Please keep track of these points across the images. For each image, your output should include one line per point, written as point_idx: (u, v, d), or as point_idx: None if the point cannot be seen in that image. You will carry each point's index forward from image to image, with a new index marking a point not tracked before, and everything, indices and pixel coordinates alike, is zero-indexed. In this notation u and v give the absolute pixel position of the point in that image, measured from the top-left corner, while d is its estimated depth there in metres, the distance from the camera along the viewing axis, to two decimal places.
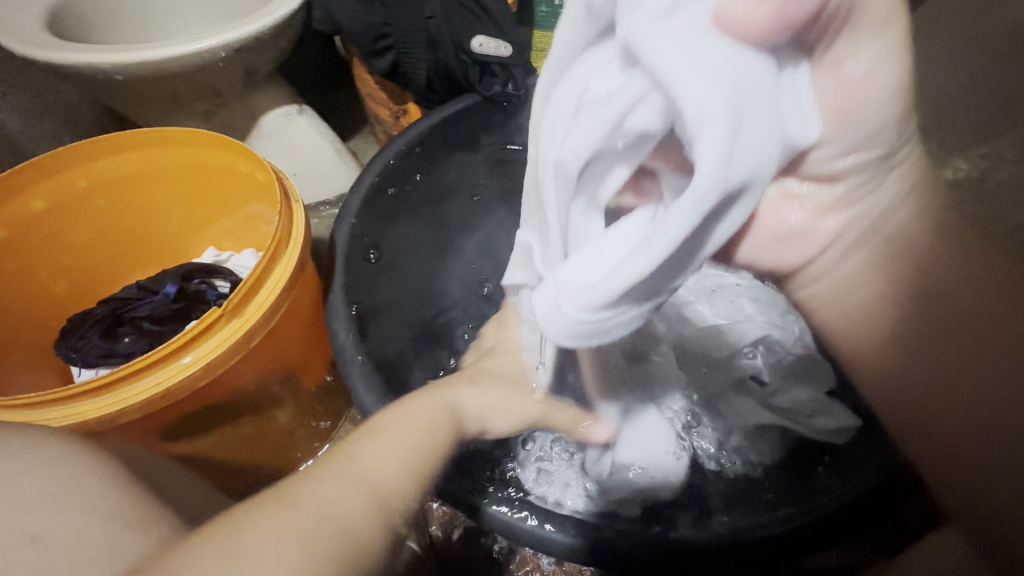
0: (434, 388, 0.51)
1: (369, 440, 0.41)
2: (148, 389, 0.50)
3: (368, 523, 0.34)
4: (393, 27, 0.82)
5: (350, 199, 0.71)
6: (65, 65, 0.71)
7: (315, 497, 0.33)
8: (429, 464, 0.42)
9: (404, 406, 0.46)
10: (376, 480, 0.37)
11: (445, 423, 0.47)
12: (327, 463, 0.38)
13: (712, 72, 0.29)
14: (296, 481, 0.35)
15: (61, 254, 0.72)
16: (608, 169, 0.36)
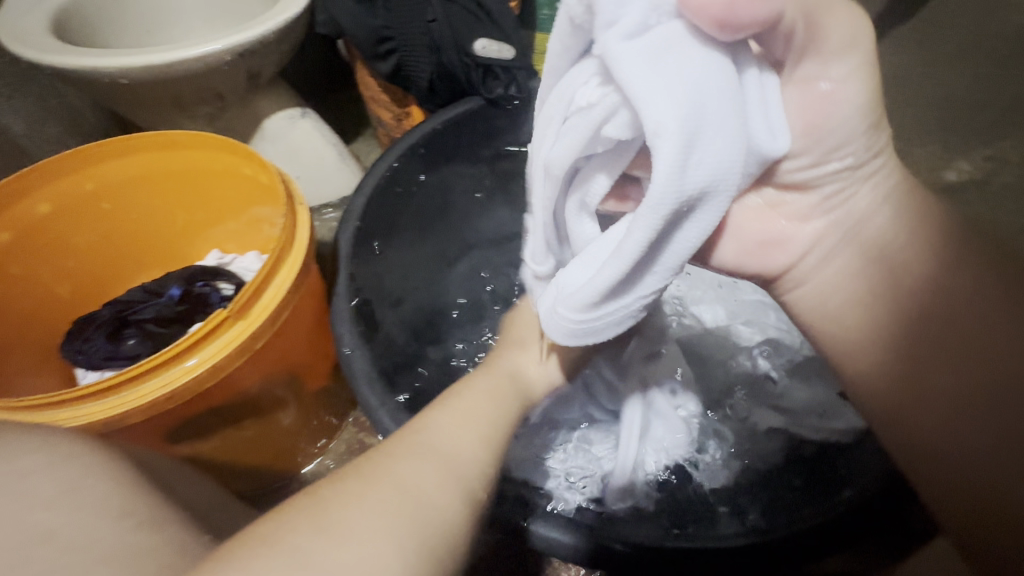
0: (499, 356, 0.50)
1: (441, 417, 0.40)
2: (153, 391, 0.51)
3: (445, 504, 0.34)
4: (396, 30, 0.83)
5: (353, 202, 0.70)
6: (71, 69, 0.72)
7: (393, 480, 0.33)
8: (500, 437, 0.41)
9: (470, 379, 0.46)
10: (450, 459, 0.37)
11: (513, 395, 0.46)
12: (402, 441, 0.37)
13: (673, 87, 0.29)
14: (372, 463, 0.35)
15: (65, 256, 0.72)
16: (593, 176, 0.37)
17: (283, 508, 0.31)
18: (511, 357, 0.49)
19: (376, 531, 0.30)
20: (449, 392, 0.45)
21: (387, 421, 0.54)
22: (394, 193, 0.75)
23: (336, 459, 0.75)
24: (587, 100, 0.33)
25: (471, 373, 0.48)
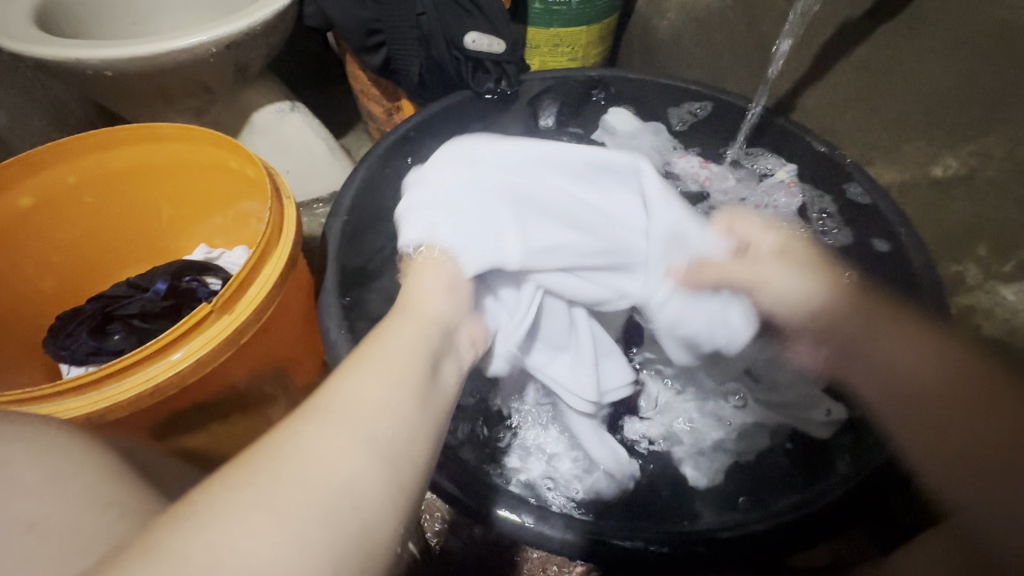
0: (409, 306, 0.45)
1: (346, 373, 0.35)
2: (136, 385, 0.50)
3: (357, 463, 0.29)
4: (385, 23, 0.82)
5: (341, 196, 0.69)
6: (53, 59, 0.70)
7: (286, 452, 0.29)
8: (417, 381, 0.36)
9: (397, 334, 0.40)
10: (360, 413, 0.32)
11: (429, 342, 0.41)
12: (299, 407, 0.32)
13: (673, 305, 0.53)
14: (262, 438, 0.30)
15: (48, 250, 0.71)
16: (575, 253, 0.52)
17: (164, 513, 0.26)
18: (421, 301, 0.45)
19: (273, 516, 0.25)
20: (357, 347, 0.39)
21: None
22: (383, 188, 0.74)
23: None
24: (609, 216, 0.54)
25: (382, 325, 0.42)
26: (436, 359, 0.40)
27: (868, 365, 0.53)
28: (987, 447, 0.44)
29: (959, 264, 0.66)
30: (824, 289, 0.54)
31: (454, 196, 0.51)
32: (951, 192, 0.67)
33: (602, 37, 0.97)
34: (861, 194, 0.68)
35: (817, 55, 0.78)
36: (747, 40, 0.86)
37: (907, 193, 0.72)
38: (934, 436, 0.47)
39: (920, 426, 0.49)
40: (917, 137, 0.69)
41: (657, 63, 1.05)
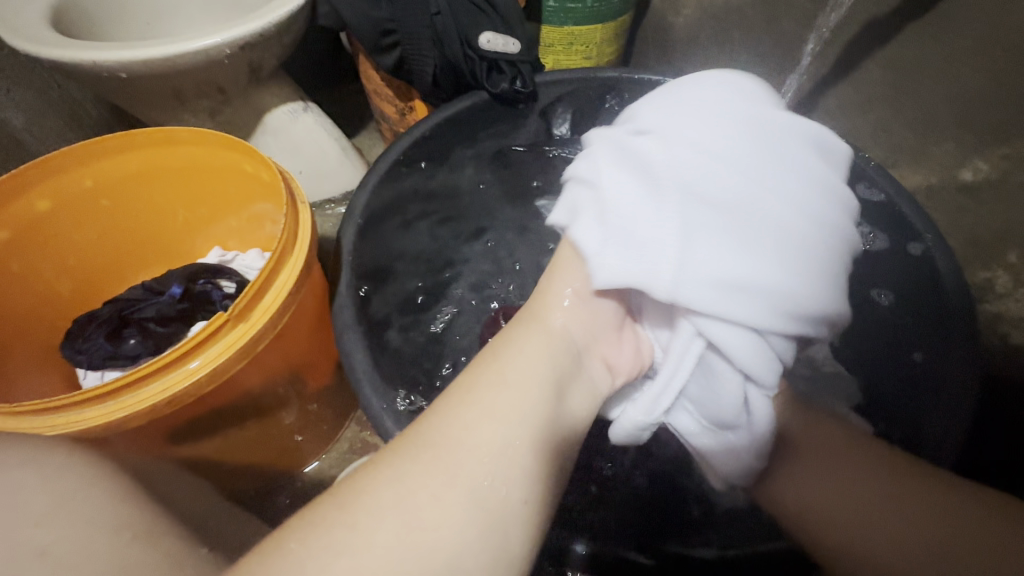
0: (536, 312, 0.45)
1: (462, 410, 0.37)
2: (152, 396, 0.50)
3: (460, 524, 0.31)
4: (399, 23, 0.81)
5: (354, 199, 0.67)
6: (69, 63, 0.70)
7: (388, 505, 0.31)
8: (527, 421, 0.37)
9: (525, 358, 0.41)
10: (462, 464, 0.34)
11: (549, 363, 0.42)
12: (404, 445, 0.35)
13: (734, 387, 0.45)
14: (363, 479, 0.33)
15: (66, 254, 0.71)
16: (761, 298, 0.40)
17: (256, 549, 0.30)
18: (548, 309, 0.45)
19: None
20: (474, 369, 0.41)
21: (389, 423, 0.53)
22: (395, 187, 0.73)
23: (339, 457, 0.75)
24: (813, 255, 0.42)
25: (497, 340, 0.44)
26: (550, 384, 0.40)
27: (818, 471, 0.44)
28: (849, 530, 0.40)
29: (989, 269, 0.66)
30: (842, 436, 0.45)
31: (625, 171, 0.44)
32: (979, 197, 0.66)
33: (617, 35, 0.95)
34: (873, 193, 0.66)
35: (840, 54, 0.75)
36: (768, 38, 0.84)
37: (934, 196, 0.71)
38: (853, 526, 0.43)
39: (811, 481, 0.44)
40: (945, 138, 0.68)
41: (672, 61, 1.03)
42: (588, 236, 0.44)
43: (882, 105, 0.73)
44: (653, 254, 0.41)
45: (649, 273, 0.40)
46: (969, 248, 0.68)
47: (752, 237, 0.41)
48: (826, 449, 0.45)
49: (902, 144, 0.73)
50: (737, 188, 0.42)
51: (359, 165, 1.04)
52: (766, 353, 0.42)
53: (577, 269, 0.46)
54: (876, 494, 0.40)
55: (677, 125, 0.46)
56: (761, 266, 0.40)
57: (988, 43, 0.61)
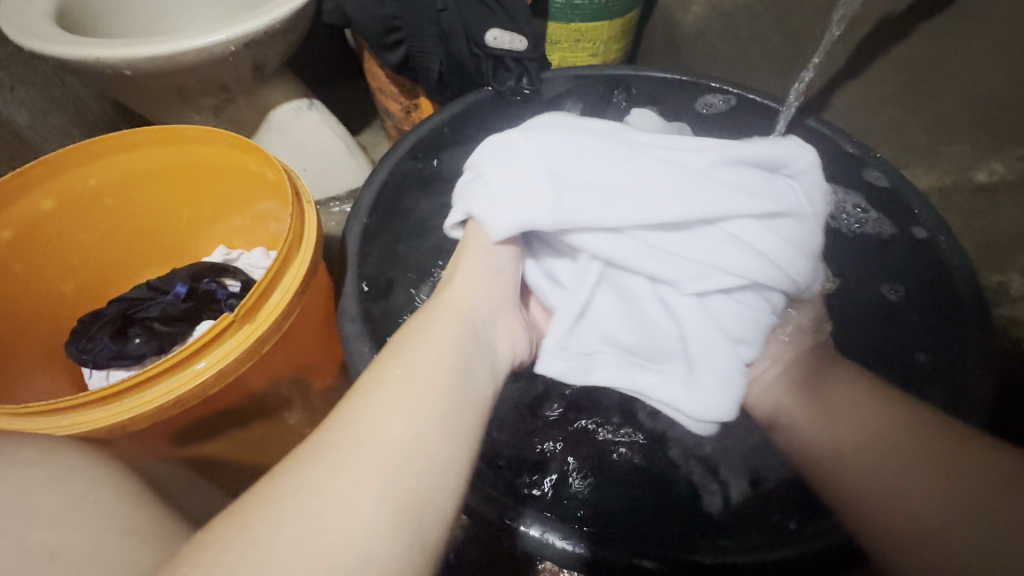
0: (438, 301, 0.43)
1: (363, 403, 0.34)
2: (156, 397, 0.50)
3: (370, 514, 0.29)
4: (405, 20, 0.80)
5: (360, 197, 0.67)
6: (74, 60, 0.70)
7: (291, 510, 0.28)
8: (436, 406, 0.34)
9: (422, 342, 0.38)
10: (370, 458, 0.31)
11: (457, 347, 0.39)
12: (307, 448, 0.32)
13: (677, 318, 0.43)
14: (269, 487, 0.30)
15: (69, 252, 0.71)
16: (635, 204, 0.41)
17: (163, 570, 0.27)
18: (451, 297, 0.43)
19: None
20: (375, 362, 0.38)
21: None
22: (401, 185, 0.72)
23: None
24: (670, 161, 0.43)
25: (403, 329, 0.41)
26: (462, 372, 0.38)
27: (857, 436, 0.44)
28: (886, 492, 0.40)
29: (1004, 273, 0.66)
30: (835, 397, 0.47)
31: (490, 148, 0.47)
32: (997, 198, 0.66)
33: (624, 32, 0.94)
34: (880, 178, 0.66)
35: (851, 55, 0.73)
36: (779, 37, 0.82)
37: (947, 198, 0.71)
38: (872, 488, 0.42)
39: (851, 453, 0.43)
40: (960, 140, 0.67)
41: (680, 59, 1.02)
42: (466, 206, 0.45)
43: (895, 106, 0.72)
44: (523, 195, 0.42)
45: (520, 213, 0.42)
46: (981, 250, 0.68)
47: (604, 161, 0.43)
48: (857, 427, 0.44)
49: (915, 144, 0.72)
50: (589, 134, 0.45)
51: (363, 163, 1.04)
52: (658, 259, 0.42)
53: (482, 259, 0.46)
54: (911, 465, 0.40)
55: (540, 119, 0.51)
56: (620, 182, 0.42)
57: (1004, 44, 0.60)
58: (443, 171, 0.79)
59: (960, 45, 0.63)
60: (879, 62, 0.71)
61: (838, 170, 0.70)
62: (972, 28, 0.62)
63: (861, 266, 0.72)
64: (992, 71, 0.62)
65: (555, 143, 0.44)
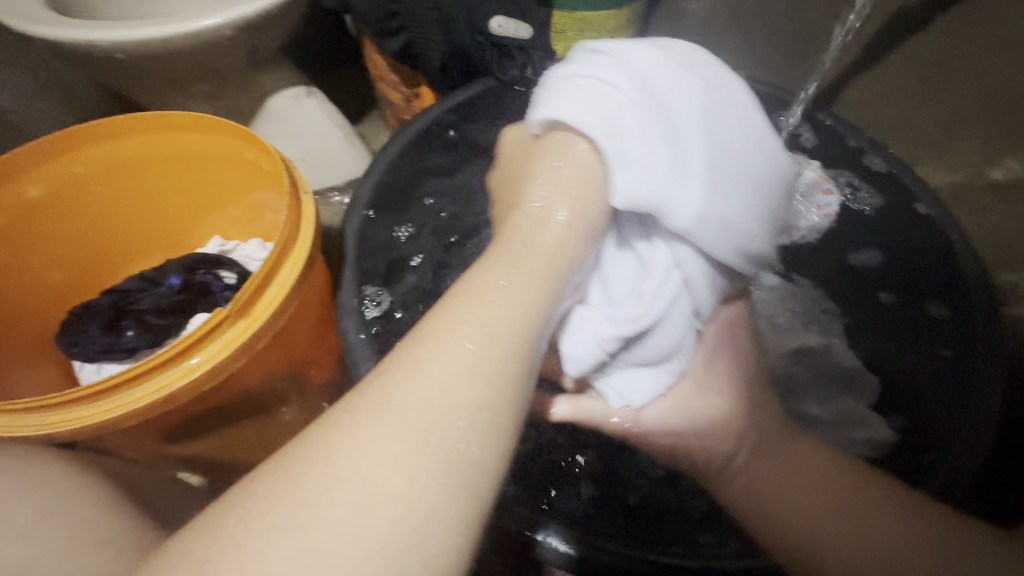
0: (522, 235, 0.39)
1: (430, 358, 0.32)
2: (150, 393, 0.48)
3: (432, 487, 0.28)
4: (407, 6, 0.77)
5: (359, 189, 0.65)
6: (62, 42, 0.67)
7: (350, 464, 0.27)
8: (514, 384, 0.33)
9: (508, 298, 0.35)
10: (435, 418, 0.30)
11: (543, 310, 0.36)
12: (365, 402, 0.30)
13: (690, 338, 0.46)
14: (323, 441, 0.29)
15: (60, 242, 0.69)
16: (742, 238, 0.43)
17: (218, 508, 0.27)
18: (537, 231, 0.39)
19: (332, 556, 0.25)
20: (446, 310, 0.35)
21: None
22: (407, 174, 0.71)
23: None
24: (769, 216, 0.46)
25: (472, 269, 0.38)
26: (537, 334, 0.36)
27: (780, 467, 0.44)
28: (820, 511, 0.41)
29: (1016, 272, 0.64)
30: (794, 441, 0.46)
31: (649, 88, 0.40)
32: (1010, 196, 0.67)
33: (631, 21, 0.91)
34: (877, 164, 0.64)
35: (864, 48, 0.71)
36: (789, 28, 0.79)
37: (959, 196, 0.69)
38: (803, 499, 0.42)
39: (785, 488, 0.43)
40: (971, 136, 0.68)
41: None
42: (602, 141, 0.39)
43: (908, 99, 0.70)
44: (673, 177, 0.39)
45: (666, 202, 0.39)
46: (993, 249, 0.66)
47: (738, 178, 0.42)
48: (806, 471, 0.44)
49: (928, 140, 0.70)
50: (733, 135, 0.43)
51: (363, 153, 1.02)
52: (710, 287, 0.45)
53: (570, 193, 0.40)
54: (844, 505, 0.41)
55: (687, 52, 0.44)
56: (745, 208, 0.43)
57: None
58: (450, 156, 0.77)
59: None
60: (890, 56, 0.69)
61: (841, 161, 0.69)
62: None
63: (888, 268, 0.68)
64: None
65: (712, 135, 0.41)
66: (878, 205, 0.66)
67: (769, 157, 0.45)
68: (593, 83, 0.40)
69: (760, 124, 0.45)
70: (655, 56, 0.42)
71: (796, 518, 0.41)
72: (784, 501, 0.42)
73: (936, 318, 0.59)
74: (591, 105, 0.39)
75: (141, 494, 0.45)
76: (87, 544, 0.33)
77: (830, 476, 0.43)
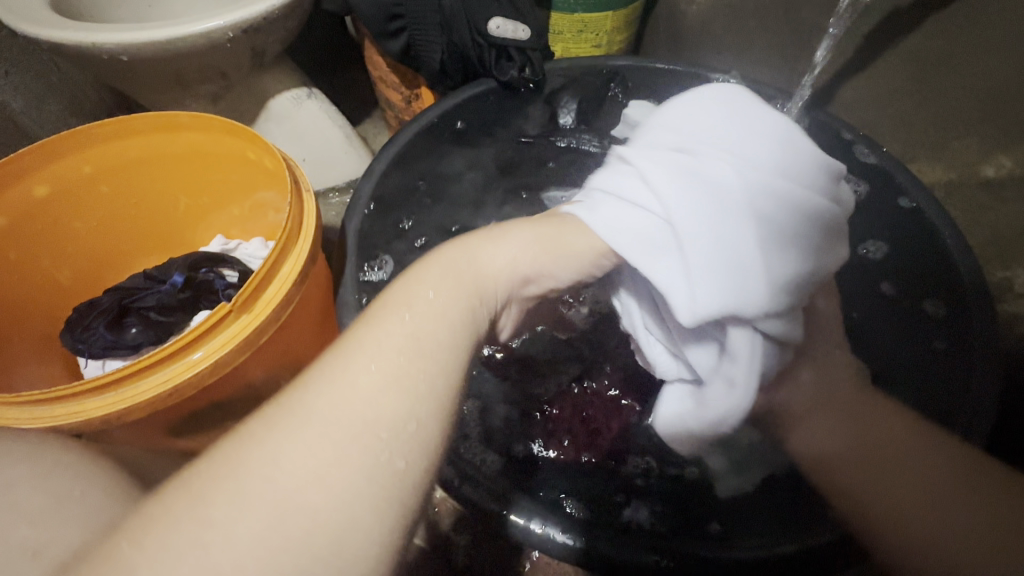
0: (470, 255, 0.40)
1: (349, 357, 0.30)
2: (153, 388, 0.49)
3: (348, 489, 0.25)
4: (407, 7, 0.78)
5: (359, 188, 0.66)
6: (68, 44, 0.69)
7: (250, 476, 0.25)
8: (441, 379, 0.31)
9: (439, 303, 0.35)
10: (347, 416, 0.27)
11: (470, 317, 0.36)
12: (276, 408, 0.28)
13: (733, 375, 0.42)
14: (232, 456, 0.26)
15: (66, 240, 0.70)
16: (809, 283, 0.40)
17: (113, 538, 0.24)
18: (481, 255, 0.40)
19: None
20: (376, 312, 0.34)
21: None
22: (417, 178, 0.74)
23: None
24: (834, 228, 0.42)
25: (395, 282, 0.37)
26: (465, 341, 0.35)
27: (865, 431, 0.42)
28: (911, 478, 0.39)
29: (1009, 269, 0.65)
30: (881, 413, 0.43)
31: (684, 199, 0.40)
32: (1004, 193, 0.65)
33: (628, 22, 0.92)
34: (867, 155, 0.66)
35: (859, 47, 0.72)
36: (785, 29, 0.80)
37: (953, 193, 0.71)
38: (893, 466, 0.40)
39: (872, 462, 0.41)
40: (967, 134, 0.66)
41: (684, 50, 0.99)
42: (648, 269, 0.41)
43: (903, 98, 0.71)
44: (731, 274, 0.39)
45: (729, 303, 0.39)
46: (989, 247, 0.67)
47: (789, 222, 0.39)
48: (888, 438, 0.41)
49: (921, 139, 0.71)
50: (771, 175, 0.40)
51: (364, 153, 1.03)
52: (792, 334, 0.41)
53: (516, 246, 0.41)
54: (937, 475, 0.39)
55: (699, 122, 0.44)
56: (804, 247, 0.40)
57: (1010, 41, 0.59)
58: (452, 147, 0.78)
59: (972, 40, 0.62)
60: (885, 55, 0.70)
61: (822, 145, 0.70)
62: (981, 22, 0.60)
63: (894, 263, 0.65)
64: (1000, 65, 0.61)
65: (766, 212, 0.39)
66: (864, 193, 0.67)
67: (819, 169, 0.42)
68: (620, 211, 0.42)
69: (801, 144, 0.42)
70: (674, 155, 0.42)
71: (888, 486, 0.39)
72: (868, 471, 0.41)
73: (930, 316, 0.60)
74: (624, 228, 0.42)
75: (147, 485, 0.46)
76: (98, 530, 0.34)
77: (912, 441, 0.41)
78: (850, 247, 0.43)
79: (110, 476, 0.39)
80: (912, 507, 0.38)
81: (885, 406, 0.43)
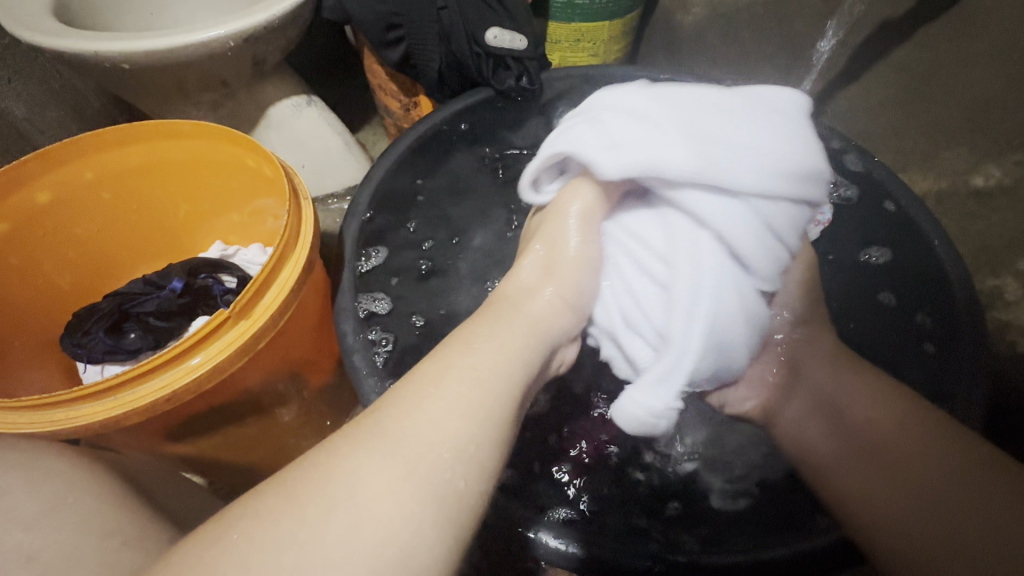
0: (517, 300, 0.46)
1: (425, 395, 0.35)
2: (152, 392, 0.50)
3: (416, 510, 0.30)
4: (405, 17, 0.79)
5: (358, 196, 0.67)
6: (70, 53, 0.69)
7: (341, 492, 0.30)
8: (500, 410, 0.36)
9: (493, 336, 0.41)
10: (420, 451, 0.32)
11: (525, 354, 0.42)
12: (364, 431, 0.33)
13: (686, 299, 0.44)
14: (321, 464, 0.31)
15: (67, 245, 0.71)
16: (748, 169, 0.44)
17: (220, 525, 0.30)
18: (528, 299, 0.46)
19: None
20: (443, 353, 0.39)
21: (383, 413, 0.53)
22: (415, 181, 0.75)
23: None
24: (782, 141, 0.46)
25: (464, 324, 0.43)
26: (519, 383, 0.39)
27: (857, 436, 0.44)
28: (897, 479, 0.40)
29: (998, 277, 0.66)
30: (876, 412, 0.44)
31: (616, 104, 0.49)
32: (993, 205, 0.65)
33: (624, 32, 0.93)
34: (855, 162, 0.66)
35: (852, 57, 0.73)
36: (779, 39, 0.81)
37: (945, 203, 0.70)
38: (880, 469, 0.42)
39: (863, 468, 0.43)
40: (958, 145, 0.67)
41: (681, 59, 0.99)
42: (585, 150, 0.47)
43: (895, 108, 0.72)
44: (653, 141, 0.45)
45: (655, 158, 0.44)
46: (980, 256, 0.68)
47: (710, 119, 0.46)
48: (878, 441, 0.43)
49: (913, 149, 0.72)
50: (702, 101, 0.48)
51: (362, 159, 1.04)
52: (740, 225, 0.44)
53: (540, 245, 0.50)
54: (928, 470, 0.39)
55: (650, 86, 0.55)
56: (734, 138, 0.45)
57: (999, 52, 0.60)
58: (449, 154, 0.78)
59: (962, 51, 0.62)
60: (878, 65, 0.71)
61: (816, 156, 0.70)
62: (971, 35, 0.61)
63: (893, 273, 0.64)
64: (989, 77, 0.62)
65: (689, 111, 0.47)
66: (857, 196, 0.67)
67: (755, 100, 0.49)
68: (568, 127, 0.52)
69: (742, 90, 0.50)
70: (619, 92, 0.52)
71: (876, 489, 0.41)
72: (855, 475, 0.43)
73: (921, 324, 0.60)
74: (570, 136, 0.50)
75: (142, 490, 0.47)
76: (94, 535, 0.35)
77: (901, 438, 0.42)
78: (814, 166, 0.47)
79: (104, 483, 0.40)
80: (898, 508, 0.39)
81: (878, 405, 0.44)
